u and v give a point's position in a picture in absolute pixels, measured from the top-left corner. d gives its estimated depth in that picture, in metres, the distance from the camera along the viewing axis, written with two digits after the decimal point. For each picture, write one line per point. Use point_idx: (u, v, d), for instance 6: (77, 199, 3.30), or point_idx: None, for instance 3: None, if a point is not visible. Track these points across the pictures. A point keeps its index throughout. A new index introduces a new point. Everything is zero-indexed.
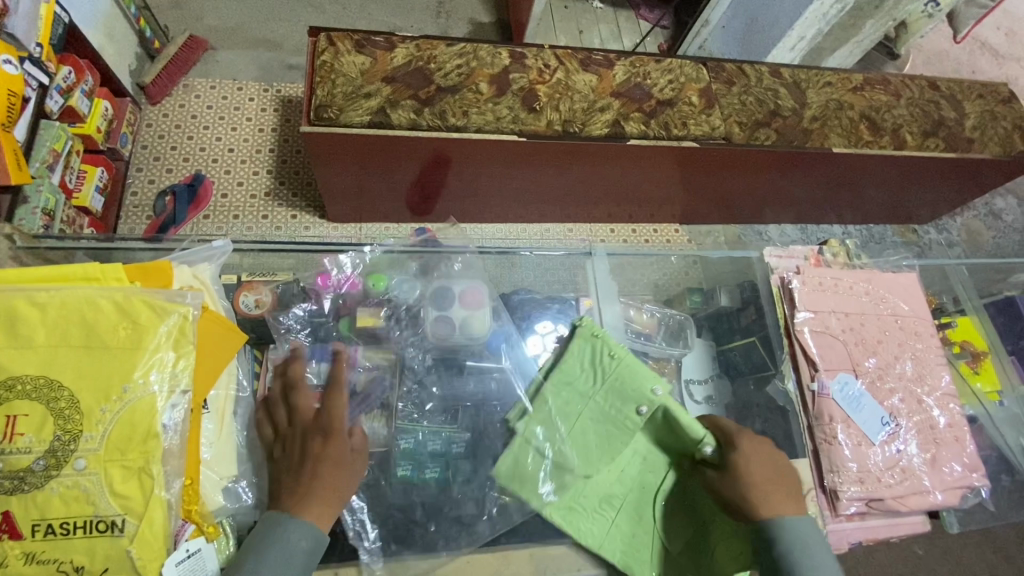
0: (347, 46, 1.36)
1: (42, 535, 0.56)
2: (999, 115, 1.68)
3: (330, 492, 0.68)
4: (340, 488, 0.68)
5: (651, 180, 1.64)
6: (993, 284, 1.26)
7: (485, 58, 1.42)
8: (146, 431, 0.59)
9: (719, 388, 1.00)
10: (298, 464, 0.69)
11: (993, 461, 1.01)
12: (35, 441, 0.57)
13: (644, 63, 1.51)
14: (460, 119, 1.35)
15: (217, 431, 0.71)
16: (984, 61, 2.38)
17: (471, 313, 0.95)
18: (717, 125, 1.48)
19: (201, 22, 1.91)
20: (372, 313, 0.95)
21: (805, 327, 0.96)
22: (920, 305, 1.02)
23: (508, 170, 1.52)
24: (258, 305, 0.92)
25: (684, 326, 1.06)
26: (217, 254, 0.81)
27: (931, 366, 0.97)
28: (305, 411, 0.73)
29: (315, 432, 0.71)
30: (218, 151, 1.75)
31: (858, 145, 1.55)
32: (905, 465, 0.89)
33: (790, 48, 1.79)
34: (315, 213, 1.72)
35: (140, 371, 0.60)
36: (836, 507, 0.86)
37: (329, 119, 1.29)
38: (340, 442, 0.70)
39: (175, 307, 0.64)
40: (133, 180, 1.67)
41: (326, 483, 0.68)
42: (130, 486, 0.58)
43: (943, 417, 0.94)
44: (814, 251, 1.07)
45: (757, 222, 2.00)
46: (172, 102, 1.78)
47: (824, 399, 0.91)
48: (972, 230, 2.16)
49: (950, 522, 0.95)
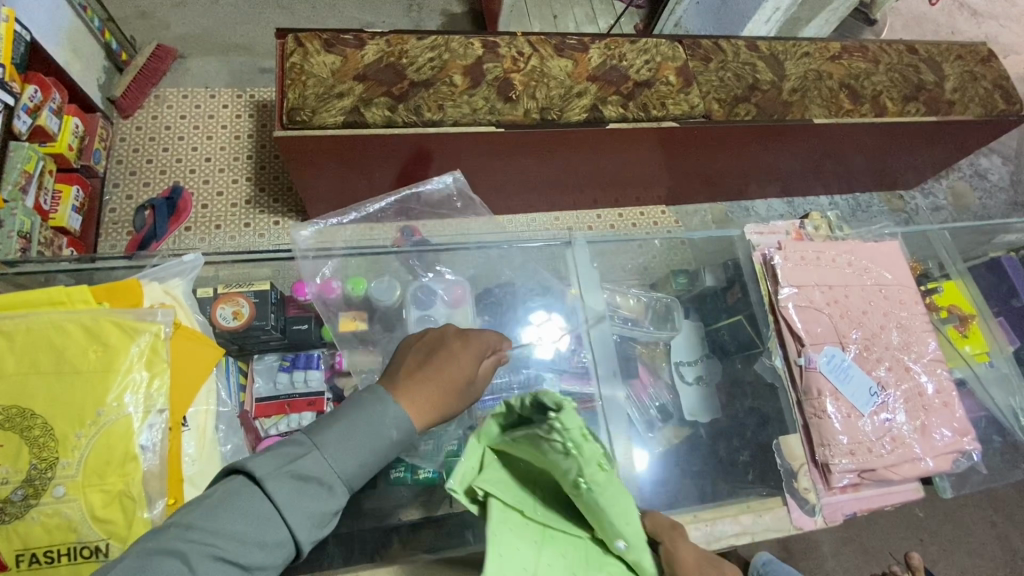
0: (316, 46, 1.34)
1: (27, 564, 0.56)
2: (978, 75, 1.67)
3: (439, 396, 0.66)
4: (437, 379, 0.66)
5: (635, 163, 1.63)
6: (978, 247, 1.25)
7: (457, 50, 1.39)
8: (124, 454, 0.59)
9: (709, 367, 1.04)
10: (422, 364, 0.68)
11: (984, 422, 1.01)
12: (13, 471, 0.56)
13: (618, 45, 1.49)
14: (435, 114, 1.33)
15: (199, 450, 0.70)
16: (962, 21, 2.36)
17: (453, 311, 0.97)
18: (696, 104, 1.46)
19: (168, 31, 1.88)
20: (353, 316, 0.99)
21: (789, 303, 0.95)
22: (903, 273, 1.02)
23: (489, 161, 1.50)
24: (236, 318, 0.92)
25: (671, 308, 1.10)
26: (189, 268, 0.80)
27: (917, 333, 0.97)
28: (435, 346, 0.70)
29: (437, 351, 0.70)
30: (195, 161, 1.72)
31: (839, 115, 1.54)
32: (895, 434, 0.90)
33: (766, 19, 1.77)
34: (297, 217, 1.70)
35: (113, 393, 0.60)
36: (829, 480, 0.86)
37: (301, 122, 1.27)
38: (446, 359, 0.69)
39: (146, 326, 0.64)
40: (110, 197, 1.65)
41: (432, 383, 0.66)
42: (112, 510, 0.58)
43: (930, 383, 0.94)
44: (795, 225, 1.07)
45: (743, 198, 1.98)
46: (145, 114, 1.75)
47: (811, 372, 0.91)
48: (958, 192, 2.15)
49: (943, 487, 0.95)
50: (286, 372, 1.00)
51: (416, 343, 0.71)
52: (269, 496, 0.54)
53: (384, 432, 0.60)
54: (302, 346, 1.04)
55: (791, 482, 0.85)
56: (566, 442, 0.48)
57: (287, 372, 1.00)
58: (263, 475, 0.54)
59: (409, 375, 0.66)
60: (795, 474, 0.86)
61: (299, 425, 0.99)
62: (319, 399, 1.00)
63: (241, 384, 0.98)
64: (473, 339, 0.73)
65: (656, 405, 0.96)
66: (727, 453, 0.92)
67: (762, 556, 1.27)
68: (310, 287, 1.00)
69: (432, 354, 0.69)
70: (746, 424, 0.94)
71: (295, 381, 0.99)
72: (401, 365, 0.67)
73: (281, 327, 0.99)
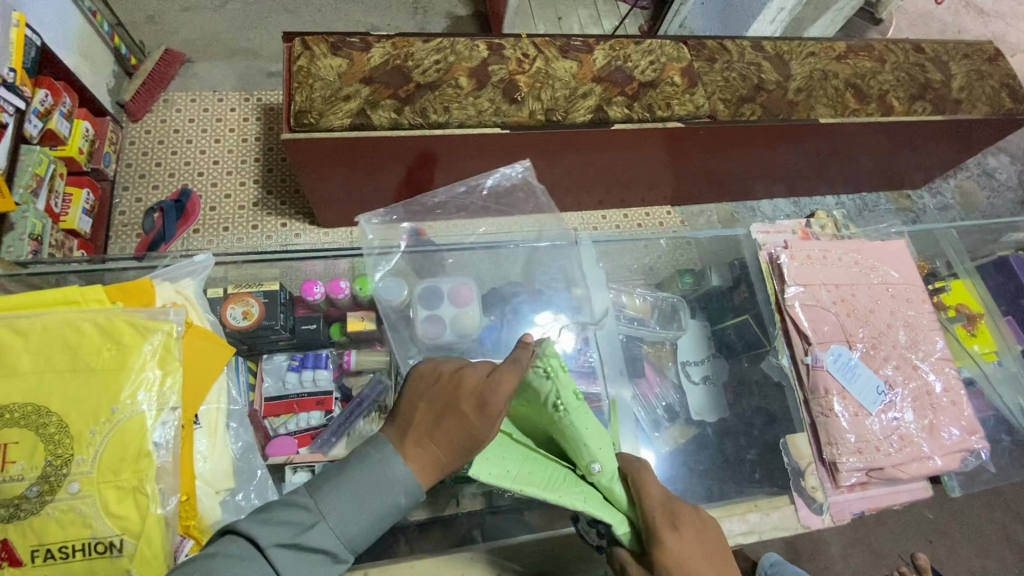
0: (322, 49, 1.35)
1: (42, 560, 0.56)
2: (985, 74, 1.66)
3: (446, 461, 0.60)
4: (441, 444, 0.60)
5: (640, 164, 1.63)
6: (986, 245, 1.24)
7: (462, 52, 1.40)
8: (138, 450, 0.60)
9: (716, 366, 1.03)
10: (429, 422, 0.61)
11: (992, 422, 1.00)
12: (29, 468, 0.57)
13: (623, 46, 1.50)
14: (441, 115, 1.34)
15: (211, 447, 0.72)
16: (969, 20, 2.35)
17: (461, 311, 0.96)
18: (701, 104, 1.46)
19: (177, 36, 1.90)
20: (362, 317, 1.04)
21: (796, 301, 0.95)
22: (910, 272, 1.01)
23: (494, 163, 1.51)
24: (246, 318, 0.93)
25: (677, 308, 1.09)
26: (200, 268, 0.82)
27: (924, 331, 0.97)
28: (447, 400, 0.62)
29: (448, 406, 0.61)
30: (203, 164, 1.74)
31: (845, 114, 1.53)
32: (903, 433, 0.89)
33: (771, 20, 1.77)
34: (305, 219, 1.72)
35: (126, 391, 0.61)
36: (837, 479, 0.86)
37: (309, 125, 1.28)
38: (455, 418, 0.61)
39: (158, 325, 0.64)
40: (120, 200, 1.66)
41: (437, 446, 0.60)
42: (125, 506, 0.59)
43: (938, 381, 0.94)
44: (801, 224, 1.07)
45: (749, 199, 1.98)
46: (153, 117, 1.77)
47: (819, 370, 0.91)
48: (966, 191, 2.14)
49: (952, 486, 0.94)
50: (295, 372, 1.00)
51: (429, 388, 0.63)
52: (271, 565, 0.54)
53: (393, 494, 0.59)
54: (310, 347, 1.05)
55: (799, 481, 0.85)
56: (548, 366, 0.68)
57: (296, 371, 1.00)
58: (266, 543, 0.55)
59: (417, 435, 0.61)
60: (802, 473, 0.86)
61: (309, 424, 0.99)
62: (327, 398, 1.01)
63: (250, 383, 0.99)
64: (491, 399, 0.62)
65: (663, 404, 0.97)
66: (735, 452, 0.92)
67: (771, 556, 1.23)
68: (319, 287, 1.02)
69: (444, 408, 0.61)
70: (753, 423, 0.94)
71: (305, 380, 1.00)
72: (410, 419, 0.62)
73: (290, 327, 1.01)
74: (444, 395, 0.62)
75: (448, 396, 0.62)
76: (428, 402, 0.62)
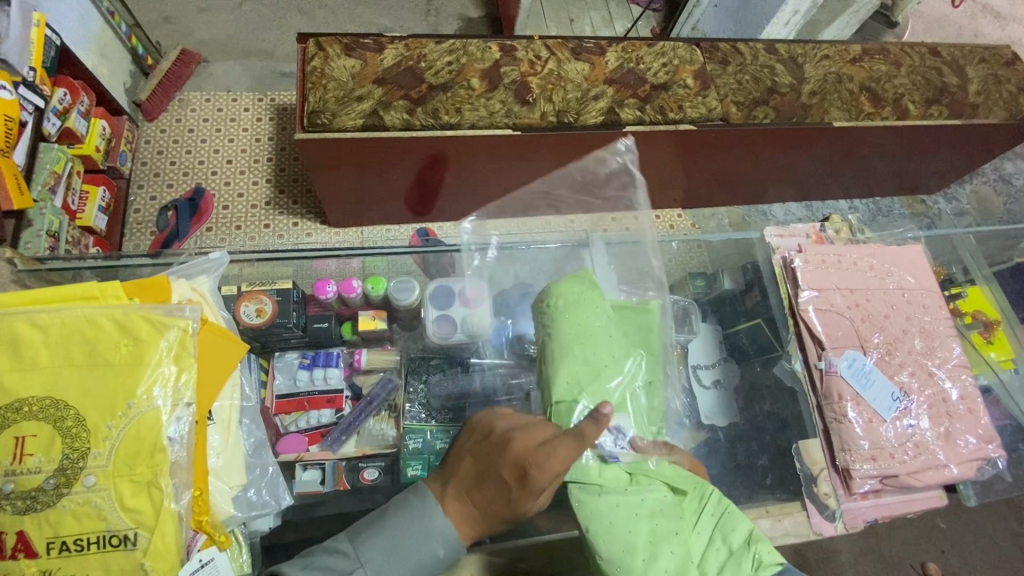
0: (336, 50, 1.36)
1: (58, 552, 0.57)
2: (1003, 79, 1.64)
3: (485, 520, 0.64)
4: (480, 504, 0.64)
5: (650, 166, 1.62)
6: (1003, 251, 1.23)
7: (475, 54, 1.40)
8: (153, 445, 0.60)
9: (727, 370, 0.98)
10: (474, 479, 0.65)
11: (1010, 430, 0.98)
12: (47, 461, 0.58)
13: (635, 48, 1.49)
14: (453, 117, 1.34)
15: (224, 443, 0.73)
16: (986, 23, 2.33)
17: (471, 310, 0.98)
18: (714, 106, 1.46)
19: (193, 36, 1.92)
20: (373, 316, 1.05)
21: (810, 306, 0.95)
22: (926, 276, 1.00)
23: (505, 164, 1.51)
24: (259, 316, 0.94)
25: (689, 310, 1.02)
26: (214, 266, 0.82)
27: (941, 338, 0.95)
28: (492, 462, 0.64)
29: (491, 470, 0.64)
30: (216, 163, 1.76)
31: (859, 118, 1.52)
32: (919, 440, 0.88)
33: (784, 23, 1.76)
34: (316, 219, 1.73)
35: (142, 386, 0.61)
36: (850, 486, 0.85)
37: (322, 125, 1.29)
38: (494, 485, 0.63)
39: (174, 321, 0.65)
40: (135, 198, 1.68)
41: (478, 503, 0.64)
42: (140, 500, 0.59)
43: (955, 389, 0.92)
44: (815, 228, 1.07)
45: (761, 202, 1.97)
46: (168, 117, 1.79)
47: (832, 377, 0.90)
48: (981, 197, 2.11)
49: (967, 495, 0.93)
50: (307, 369, 1.01)
51: (479, 445, 0.67)
52: None
53: (431, 545, 0.63)
54: (322, 344, 1.05)
55: (811, 487, 0.85)
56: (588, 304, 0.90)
57: (308, 369, 1.01)
58: None
59: (459, 490, 0.65)
60: (815, 479, 0.86)
61: (319, 422, 1.00)
62: (338, 397, 1.02)
63: (263, 380, 0.99)
64: (535, 472, 0.61)
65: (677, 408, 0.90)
66: (746, 457, 0.90)
67: None
68: (331, 286, 1.04)
69: (484, 468, 0.64)
70: (765, 429, 0.93)
71: (317, 377, 1.01)
72: (457, 472, 0.66)
73: (302, 325, 1.00)
74: (491, 457, 0.64)
75: (493, 458, 0.64)
76: (476, 459, 0.66)
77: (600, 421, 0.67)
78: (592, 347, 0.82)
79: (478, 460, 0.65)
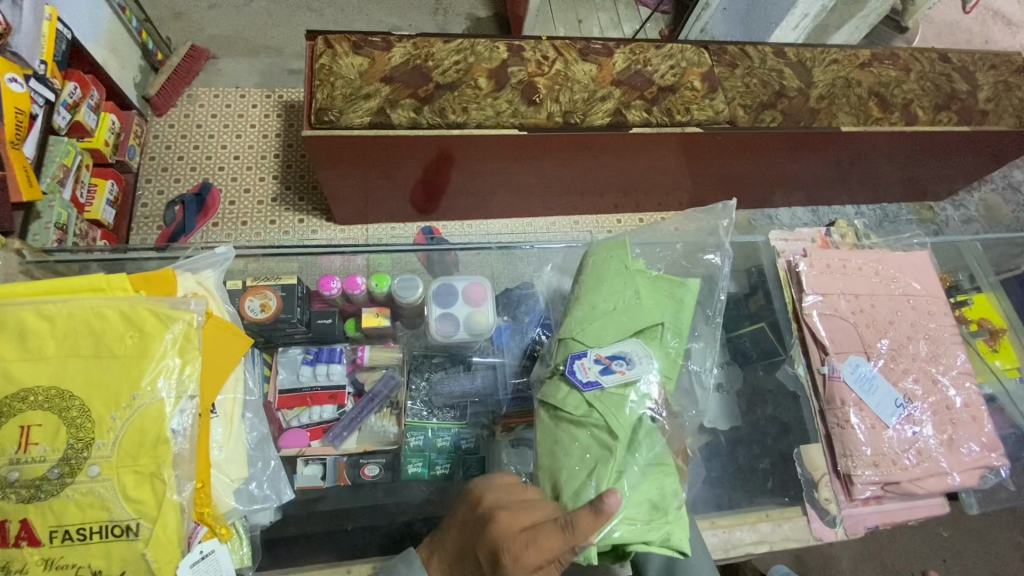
0: (344, 48, 1.36)
1: (60, 541, 0.57)
2: (1013, 86, 1.63)
3: None
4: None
5: (656, 168, 1.61)
6: (1010, 259, 1.22)
7: (482, 53, 1.41)
8: (156, 437, 0.61)
9: (729, 373, 0.98)
10: (458, 551, 0.69)
11: (1014, 439, 0.98)
12: (51, 450, 0.58)
13: (643, 50, 1.49)
14: (460, 116, 1.35)
15: (226, 435, 0.73)
16: (997, 30, 2.31)
17: (475, 309, 1.00)
18: (721, 109, 1.45)
19: (202, 32, 1.93)
20: (377, 313, 1.05)
21: (814, 310, 0.95)
22: (932, 283, 1.00)
23: (511, 164, 1.51)
24: (264, 310, 0.94)
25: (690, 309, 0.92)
26: (219, 260, 0.83)
27: (945, 345, 0.95)
28: (473, 539, 0.69)
29: (471, 546, 0.68)
30: (224, 158, 1.76)
31: (867, 123, 1.51)
32: (922, 447, 0.88)
33: (793, 26, 1.76)
34: (322, 216, 1.73)
35: (147, 377, 0.62)
36: (851, 492, 0.85)
37: (329, 122, 1.29)
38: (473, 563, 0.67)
39: (179, 314, 0.65)
40: (142, 192, 1.69)
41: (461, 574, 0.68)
42: (143, 490, 0.60)
43: (959, 396, 0.92)
44: (821, 232, 1.06)
45: (767, 206, 1.96)
46: (177, 112, 1.80)
47: (835, 381, 0.90)
48: (989, 205, 2.09)
49: (969, 503, 0.93)
50: (309, 366, 1.01)
51: (466, 514, 0.72)
52: None
53: None
54: (326, 340, 1.05)
55: (812, 493, 0.85)
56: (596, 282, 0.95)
57: (310, 365, 1.01)
58: None
59: (444, 557, 0.70)
60: (815, 484, 0.86)
61: (321, 417, 0.99)
62: (340, 392, 1.00)
63: (264, 375, 0.99)
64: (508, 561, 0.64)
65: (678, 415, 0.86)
66: (748, 460, 0.90)
67: (779, 568, 1.21)
68: (336, 282, 1.05)
69: (467, 537, 0.70)
70: (766, 433, 0.92)
71: (319, 373, 1.00)
72: (445, 536, 0.72)
73: (306, 321, 1.01)
74: (474, 534, 0.69)
75: (476, 533, 0.68)
76: (461, 529, 0.71)
77: (600, 512, 0.65)
78: (603, 296, 0.90)
79: (463, 533, 0.70)
